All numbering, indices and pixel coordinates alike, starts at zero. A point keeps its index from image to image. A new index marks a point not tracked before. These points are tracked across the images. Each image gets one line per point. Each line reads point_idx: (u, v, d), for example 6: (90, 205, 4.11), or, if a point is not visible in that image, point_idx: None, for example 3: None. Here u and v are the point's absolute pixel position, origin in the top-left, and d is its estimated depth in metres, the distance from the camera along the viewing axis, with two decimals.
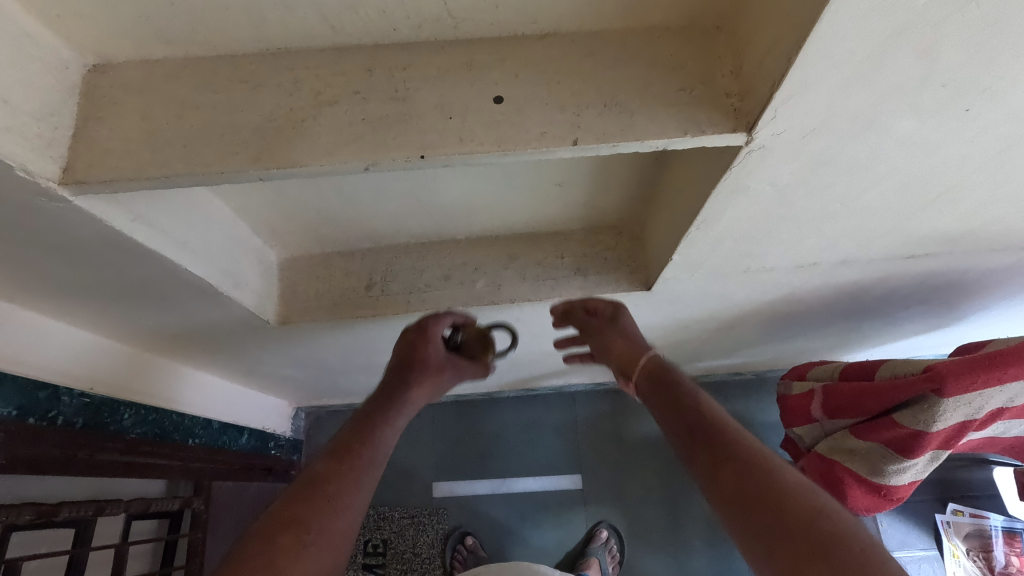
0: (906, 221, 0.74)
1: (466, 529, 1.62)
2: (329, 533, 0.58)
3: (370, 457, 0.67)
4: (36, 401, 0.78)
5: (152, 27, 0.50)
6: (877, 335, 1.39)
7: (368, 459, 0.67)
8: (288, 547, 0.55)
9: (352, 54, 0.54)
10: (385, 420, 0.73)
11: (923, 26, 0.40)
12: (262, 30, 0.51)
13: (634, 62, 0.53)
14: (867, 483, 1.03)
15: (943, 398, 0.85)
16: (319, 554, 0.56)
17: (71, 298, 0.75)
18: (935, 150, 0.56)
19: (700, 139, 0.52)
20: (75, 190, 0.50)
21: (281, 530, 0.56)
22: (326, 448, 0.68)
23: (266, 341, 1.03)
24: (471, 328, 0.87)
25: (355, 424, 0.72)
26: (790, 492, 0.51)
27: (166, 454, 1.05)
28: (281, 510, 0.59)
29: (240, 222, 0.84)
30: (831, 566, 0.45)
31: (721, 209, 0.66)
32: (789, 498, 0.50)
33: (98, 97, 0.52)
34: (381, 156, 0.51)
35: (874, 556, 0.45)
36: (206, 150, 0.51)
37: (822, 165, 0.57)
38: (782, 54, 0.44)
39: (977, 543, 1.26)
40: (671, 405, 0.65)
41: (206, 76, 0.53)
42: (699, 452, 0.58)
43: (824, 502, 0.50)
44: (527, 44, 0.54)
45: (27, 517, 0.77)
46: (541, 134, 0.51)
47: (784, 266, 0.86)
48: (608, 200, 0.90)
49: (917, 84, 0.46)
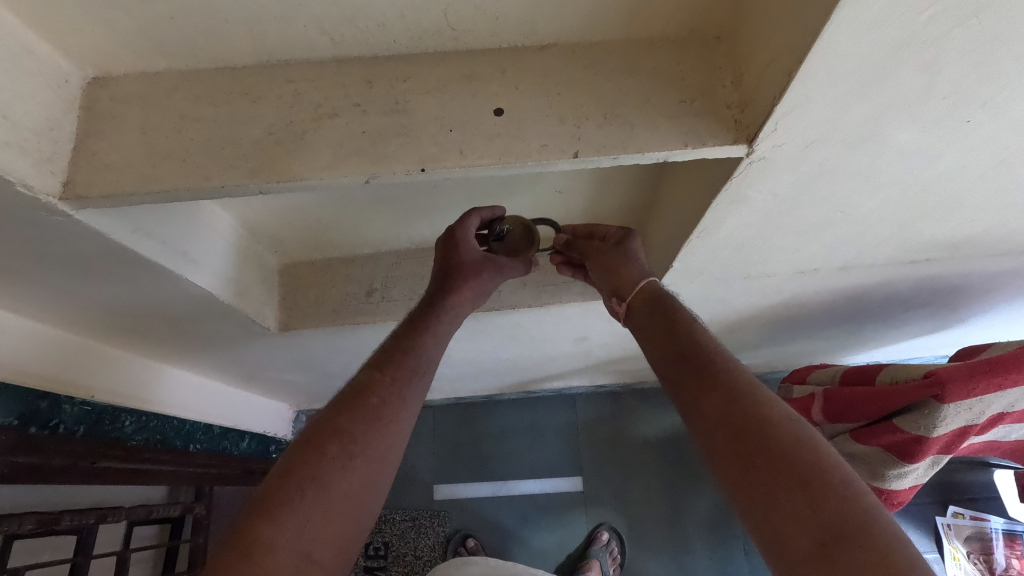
0: (907, 228, 0.74)
1: (468, 531, 1.62)
2: (373, 446, 0.60)
3: (413, 368, 0.66)
4: (37, 409, 0.77)
5: (150, 40, 0.50)
6: (878, 338, 1.39)
7: (410, 374, 0.66)
8: (335, 459, 0.57)
9: (352, 66, 0.53)
10: (434, 331, 0.70)
11: (925, 40, 0.40)
12: (262, 42, 0.51)
13: (634, 73, 0.53)
14: (867, 487, 1.03)
15: (943, 403, 0.84)
16: (365, 464, 0.58)
17: (72, 307, 0.75)
18: (936, 159, 0.56)
19: (700, 151, 0.51)
20: (76, 204, 0.50)
21: (327, 440, 0.58)
22: (372, 359, 0.67)
23: (266, 347, 1.03)
24: (514, 219, 0.77)
25: (401, 339, 0.68)
26: (775, 422, 0.50)
27: (166, 460, 1.06)
28: (329, 421, 0.60)
29: (240, 230, 0.84)
30: (809, 497, 0.45)
31: (722, 217, 0.66)
32: (771, 426, 0.50)
33: (98, 110, 0.52)
34: (381, 168, 0.50)
35: (850, 483, 0.45)
36: (206, 164, 0.51)
37: (824, 174, 0.57)
38: (783, 67, 0.44)
39: (977, 545, 1.26)
40: (663, 336, 0.63)
41: (206, 88, 0.53)
42: (686, 380, 0.57)
43: (808, 433, 0.49)
44: (527, 55, 0.53)
45: (29, 527, 0.77)
46: (542, 146, 0.51)
47: (785, 272, 0.86)
48: (608, 206, 0.90)
49: (919, 96, 0.46)
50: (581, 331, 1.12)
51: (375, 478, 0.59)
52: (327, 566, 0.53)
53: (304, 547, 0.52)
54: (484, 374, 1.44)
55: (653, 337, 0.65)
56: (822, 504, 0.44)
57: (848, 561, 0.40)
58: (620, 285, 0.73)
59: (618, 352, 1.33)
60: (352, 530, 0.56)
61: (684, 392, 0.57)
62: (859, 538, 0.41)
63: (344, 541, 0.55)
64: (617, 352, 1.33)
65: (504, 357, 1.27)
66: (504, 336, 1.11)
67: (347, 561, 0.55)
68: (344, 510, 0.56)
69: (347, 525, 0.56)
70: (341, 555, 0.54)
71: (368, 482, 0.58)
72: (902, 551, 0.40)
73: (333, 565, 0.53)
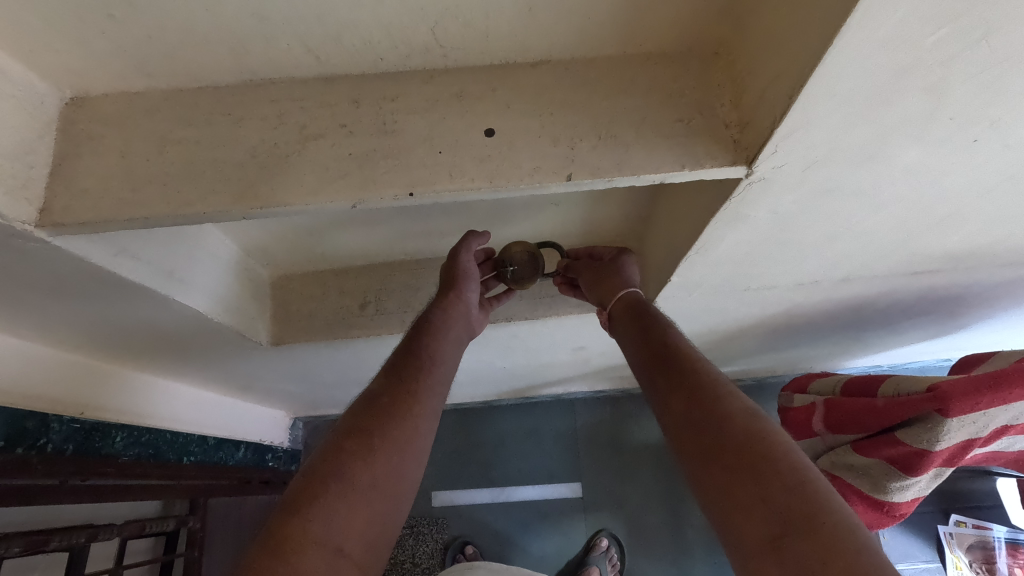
0: (910, 242, 0.72)
1: (466, 539, 1.61)
2: (393, 436, 0.59)
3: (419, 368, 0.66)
4: (24, 430, 0.76)
5: (129, 61, 0.48)
6: (880, 343, 1.37)
7: (417, 373, 0.66)
8: (355, 453, 0.56)
9: (338, 84, 0.52)
10: (437, 333, 0.71)
11: (931, 63, 0.38)
12: (244, 61, 0.49)
13: (630, 91, 0.51)
14: (869, 500, 1.01)
15: (947, 417, 0.83)
16: (386, 456, 0.57)
17: (58, 326, 0.73)
18: (941, 178, 0.54)
19: (698, 173, 0.50)
20: (54, 232, 0.48)
21: (345, 438, 0.57)
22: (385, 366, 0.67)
23: (259, 360, 1.01)
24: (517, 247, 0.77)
25: (408, 343, 0.69)
26: (736, 418, 0.52)
27: (160, 475, 1.04)
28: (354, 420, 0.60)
29: (231, 245, 0.82)
30: (764, 484, 0.46)
31: (720, 235, 0.64)
32: (733, 422, 0.52)
33: (76, 132, 0.50)
34: (368, 193, 0.49)
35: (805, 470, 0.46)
36: (187, 188, 0.49)
37: (826, 193, 0.55)
38: (784, 89, 0.42)
39: (980, 555, 1.25)
40: (642, 342, 0.66)
41: (188, 109, 0.51)
42: (658, 385, 0.60)
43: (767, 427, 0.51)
44: (519, 72, 0.52)
45: (17, 549, 0.76)
46: (534, 169, 0.49)
47: (785, 284, 0.85)
48: (605, 218, 0.88)
49: (924, 118, 0.44)
50: (578, 341, 1.10)
51: (396, 469, 0.57)
52: (357, 561, 0.51)
53: (335, 542, 0.50)
54: (482, 382, 1.43)
55: (633, 345, 0.68)
56: (775, 496, 0.45)
57: (799, 547, 0.41)
58: (604, 297, 0.76)
59: (616, 360, 1.31)
60: (379, 526, 0.54)
61: (656, 396, 0.60)
62: (810, 523, 0.42)
63: (372, 537, 0.53)
64: (616, 360, 1.31)
65: (501, 365, 1.25)
66: (500, 346, 1.09)
67: (378, 559, 0.53)
68: (370, 503, 0.54)
69: (374, 519, 0.54)
70: (370, 552, 0.52)
71: (391, 475, 0.57)
72: (851, 533, 0.41)
73: (362, 560, 0.51)
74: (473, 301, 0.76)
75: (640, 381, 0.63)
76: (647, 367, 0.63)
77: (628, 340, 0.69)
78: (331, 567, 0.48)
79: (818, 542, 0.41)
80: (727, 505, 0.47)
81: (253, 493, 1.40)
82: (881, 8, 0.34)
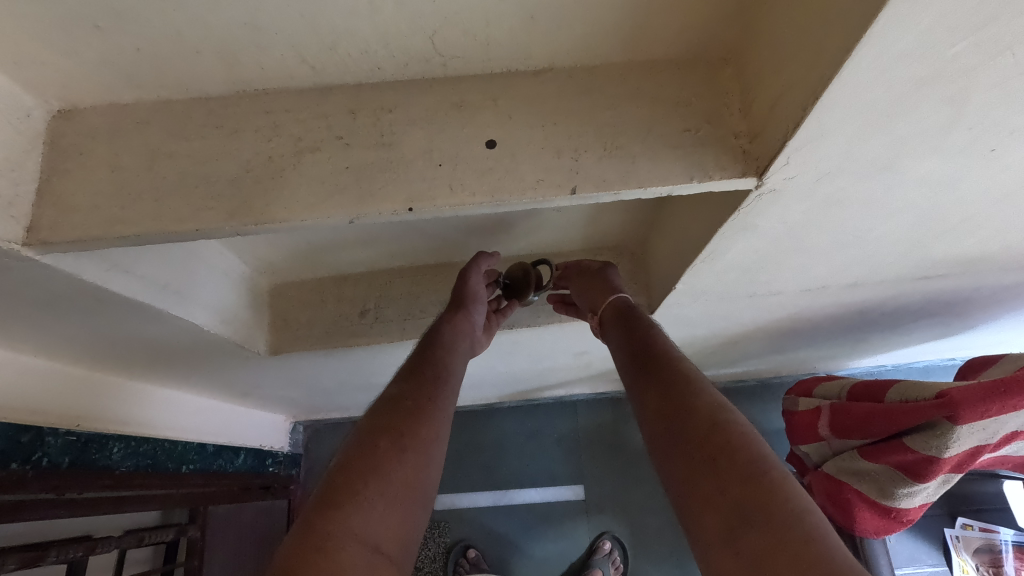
0: (920, 248, 0.70)
1: (469, 542, 1.60)
2: (421, 437, 0.58)
3: (435, 374, 0.66)
4: (19, 444, 0.74)
5: (118, 72, 0.47)
6: (885, 345, 1.35)
7: (437, 380, 0.65)
8: (389, 451, 0.55)
9: (334, 94, 0.50)
10: (449, 344, 0.71)
11: (953, 74, 0.37)
12: (237, 72, 0.48)
13: (635, 100, 0.50)
14: (877, 505, 1.00)
15: (957, 424, 0.81)
16: (417, 455, 0.56)
17: (52, 339, 0.72)
18: (956, 186, 0.53)
19: (707, 184, 0.48)
20: (42, 250, 0.47)
21: (379, 435, 0.56)
22: (400, 371, 0.67)
23: (257, 368, 1.00)
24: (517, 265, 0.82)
25: (422, 351, 0.68)
26: (703, 408, 0.51)
27: (159, 485, 1.03)
28: (377, 420, 0.58)
29: (228, 253, 0.81)
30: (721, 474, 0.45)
31: (727, 244, 0.63)
32: (698, 414, 0.51)
33: (64, 146, 0.49)
34: (366, 208, 0.47)
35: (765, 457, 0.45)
36: (180, 204, 0.48)
37: (836, 203, 0.54)
38: (797, 101, 0.41)
39: (986, 558, 1.22)
40: (625, 343, 0.66)
41: (180, 121, 0.50)
42: (637, 382, 0.60)
43: (734, 418, 0.50)
44: (521, 80, 0.50)
45: (13, 566, 0.74)
46: (537, 182, 0.48)
47: (792, 290, 0.83)
48: (608, 223, 0.86)
49: (942, 128, 0.43)
50: (581, 346, 1.09)
51: (425, 471, 0.56)
52: (393, 561, 0.49)
53: (373, 539, 0.48)
54: (483, 386, 1.41)
55: (620, 345, 0.68)
56: (732, 487, 0.44)
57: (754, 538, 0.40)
58: (596, 302, 0.76)
59: None
60: (411, 527, 0.53)
61: (635, 394, 0.59)
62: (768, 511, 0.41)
63: (405, 537, 0.51)
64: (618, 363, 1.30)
65: (503, 370, 1.24)
66: (502, 352, 1.08)
67: (409, 559, 0.52)
68: (403, 502, 0.53)
69: (407, 519, 0.52)
70: (403, 553, 0.51)
71: (422, 476, 0.56)
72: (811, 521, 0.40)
73: (399, 561, 0.49)
74: (480, 321, 0.77)
75: (622, 380, 0.63)
76: (628, 366, 0.63)
77: (615, 341, 0.69)
78: (371, 564, 0.46)
79: (773, 535, 0.39)
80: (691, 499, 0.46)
81: (254, 499, 1.39)
82: (905, 19, 0.32)
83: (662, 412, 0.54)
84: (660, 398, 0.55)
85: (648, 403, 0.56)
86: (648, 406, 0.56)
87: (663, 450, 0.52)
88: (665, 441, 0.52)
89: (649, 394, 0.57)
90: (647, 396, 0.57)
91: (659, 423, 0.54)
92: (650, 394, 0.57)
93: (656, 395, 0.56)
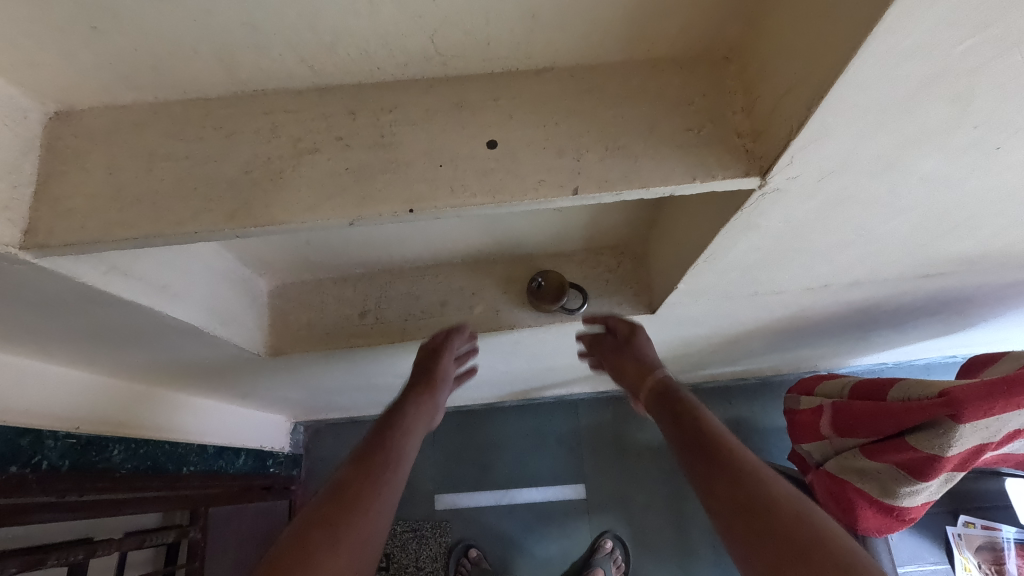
0: (922, 247, 0.70)
1: (470, 542, 1.60)
2: (372, 492, 0.62)
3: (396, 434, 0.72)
4: (18, 447, 0.74)
5: (115, 73, 0.46)
6: (886, 342, 1.35)
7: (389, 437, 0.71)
8: (333, 505, 0.59)
9: (334, 95, 0.50)
10: (417, 406, 0.78)
11: (958, 72, 0.36)
12: (235, 72, 0.47)
13: (637, 99, 0.49)
14: (879, 504, 1.00)
15: (960, 423, 0.81)
16: (366, 510, 0.60)
17: (51, 342, 0.71)
18: (961, 184, 0.52)
19: (709, 184, 0.48)
20: (39, 254, 0.46)
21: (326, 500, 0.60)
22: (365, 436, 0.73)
23: (258, 369, 0.99)
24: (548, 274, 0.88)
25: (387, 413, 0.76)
26: (779, 504, 0.54)
27: (160, 487, 1.03)
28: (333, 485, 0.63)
29: (227, 255, 0.80)
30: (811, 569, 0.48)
31: (729, 244, 0.62)
32: (776, 508, 0.54)
33: (61, 149, 0.48)
34: (367, 210, 0.47)
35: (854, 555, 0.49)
36: (178, 207, 0.48)
37: (839, 202, 0.53)
38: (801, 100, 0.40)
39: (988, 556, 1.23)
40: (677, 424, 0.68)
41: (177, 123, 0.49)
42: (698, 469, 0.61)
43: (811, 514, 0.53)
44: (522, 80, 0.50)
45: (13, 569, 0.74)
46: (539, 182, 0.47)
47: (794, 289, 0.83)
48: (609, 222, 0.86)
49: (947, 127, 0.42)
50: (582, 346, 1.09)
51: (373, 527, 0.59)
52: None
53: None
54: (484, 385, 1.41)
55: (669, 425, 0.70)
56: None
57: None
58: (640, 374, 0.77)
59: None
60: None
61: (696, 479, 0.61)
62: None
63: None
64: None
65: (503, 370, 1.23)
66: (503, 352, 1.07)
67: None
68: (349, 552, 0.55)
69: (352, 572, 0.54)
70: None
71: (373, 531, 0.59)
72: None
73: None
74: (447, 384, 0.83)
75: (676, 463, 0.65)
76: (682, 449, 0.65)
77: (662, 420, 0.72)
78: None
79: None
80: (751, 557, 0.52)
81: (255, 500, 1.39)
82: (912, 17, 0.32)
83: (734, 503, 0.56)
84: (729, 488, 0.57)
85: (716, 492, 0.58)
86: (717, 494, 0.58)
87: (744, 542, 0.53)
88: (743, 534, 0.54)
89: (715, 482, 0.59)
90: (713, 483, 0.58)
91: (732, 513, 0.55)
92: (716, 481, 0.58)
93: (724, 483, 0.58)
